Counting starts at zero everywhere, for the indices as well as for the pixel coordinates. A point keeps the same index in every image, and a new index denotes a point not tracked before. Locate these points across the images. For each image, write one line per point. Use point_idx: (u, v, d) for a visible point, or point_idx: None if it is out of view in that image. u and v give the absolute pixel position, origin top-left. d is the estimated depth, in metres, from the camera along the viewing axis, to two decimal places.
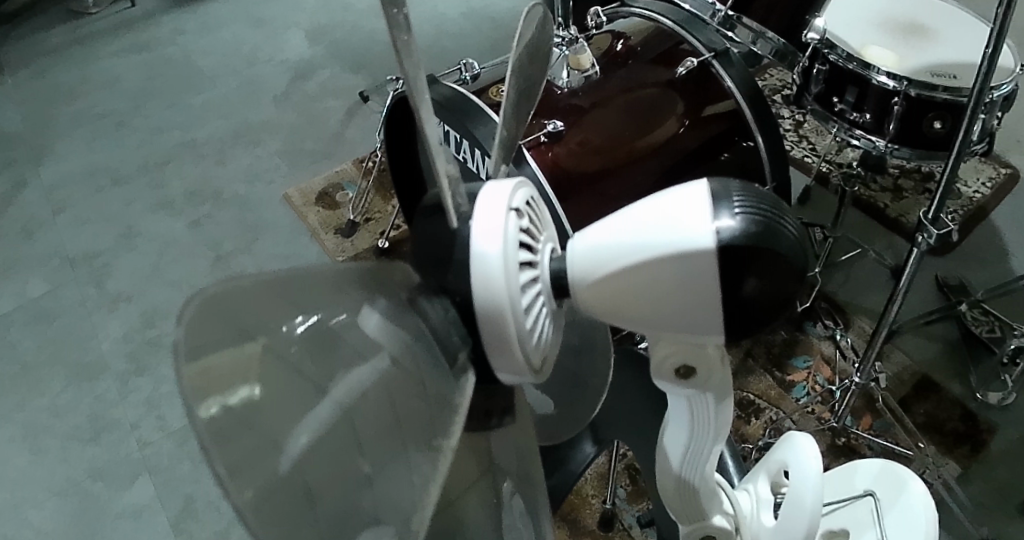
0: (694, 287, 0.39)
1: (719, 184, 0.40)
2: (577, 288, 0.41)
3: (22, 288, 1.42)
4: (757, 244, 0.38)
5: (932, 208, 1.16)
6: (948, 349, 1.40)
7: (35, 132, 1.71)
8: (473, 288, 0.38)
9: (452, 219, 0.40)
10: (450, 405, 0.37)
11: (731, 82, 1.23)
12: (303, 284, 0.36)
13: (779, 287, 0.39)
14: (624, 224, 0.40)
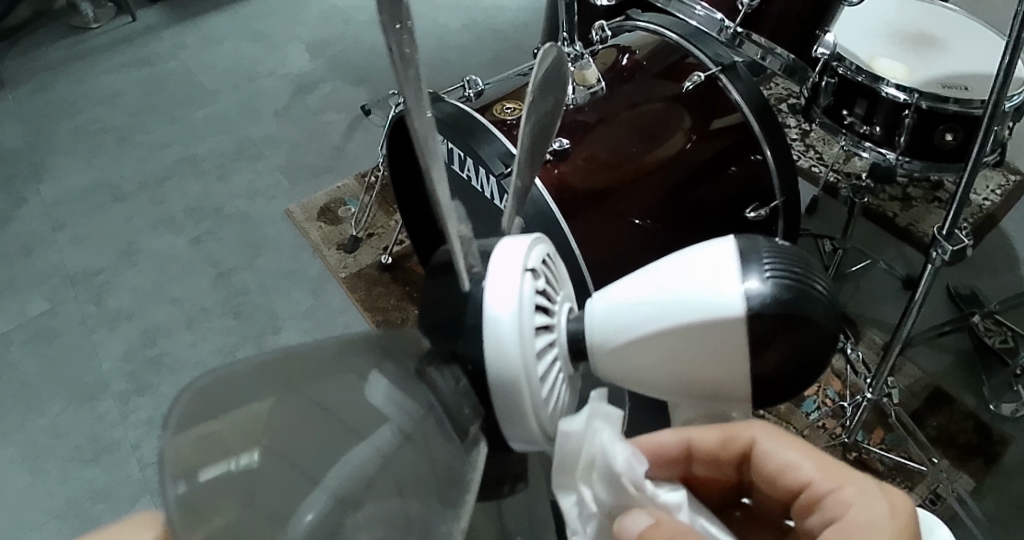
0: (715, 352, 0.40)
1: (745, 242, 0.42)
2: (597, 348, 0.43)
3: (23, 307, 1.41)
4: (788, 309, 0.39)
5: (947, 224, 1.14)
6: (959, 360, 1.38)
7: (34, 148, 1.69)
8: (487, 355, 0.41)
9: (464, 281, 0.41)
10: (462, 481, 0.39)
11: (738, 96, 1.22)
12: (305, 369, 0.38)
13: (808, 350, 0.40)
14: (647, 289, 0.42)
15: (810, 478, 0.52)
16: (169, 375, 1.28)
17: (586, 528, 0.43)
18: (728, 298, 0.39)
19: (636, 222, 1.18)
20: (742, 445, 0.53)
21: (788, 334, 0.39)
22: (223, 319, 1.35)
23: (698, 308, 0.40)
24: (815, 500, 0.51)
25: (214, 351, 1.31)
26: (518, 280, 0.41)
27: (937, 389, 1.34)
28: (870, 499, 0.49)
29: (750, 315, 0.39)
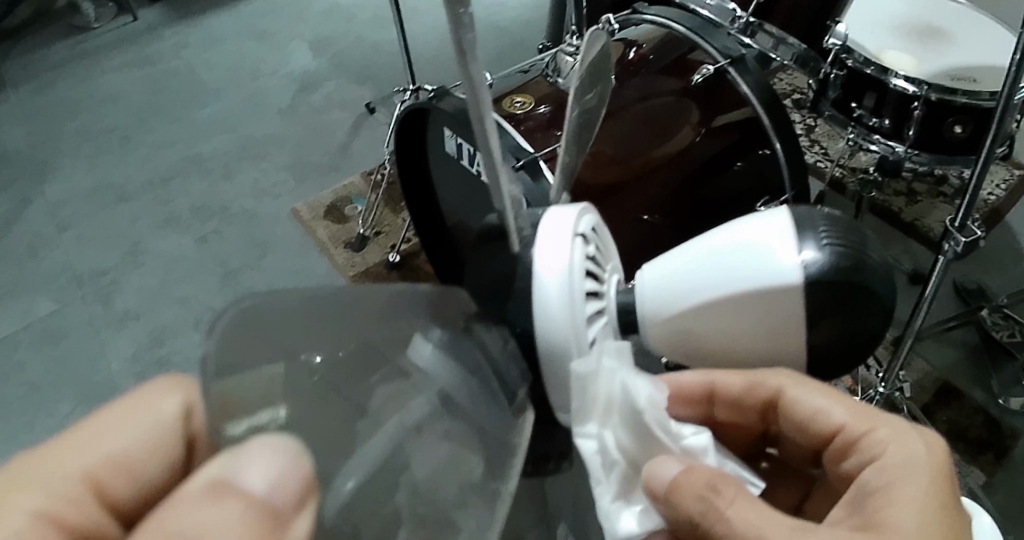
0: (771, 313, 0.45)
1: (800, 217, 0.46)
2: (647, 316, 0.47)
3: (29, 308, 1.39)
4: (845, 276, 0.43)
5: (959, 215, 1.13)
6: (968, 355, 1.37)
7: (38, 148, 1.68)
8: (537, 319, 0.44)
9: (514, 244, 0.46)
10: (509, 446, 0.41)
11: (747, 89, 1.15)
12: (358, 322, 0.44)
13: (862, 325, 0.45)
14: (705, 257, 0.46)
15: (841, 423, 0.49)
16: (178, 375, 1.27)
17: (609, 479, 0.42)
18: (787, 269, 0.44)
19: (644, 218, 1.24)
20: (766, 394, 0.50)
21: (848, 303, 0.44)
22: None
23: (756, 278, 0.44)
24: (848, 445, 0.49)
25: None
26: (568, 246, 0.45)
27: (946, 384, 1.33)
28: (907, 440, 0.47)
29: (811, 283, 0.43)
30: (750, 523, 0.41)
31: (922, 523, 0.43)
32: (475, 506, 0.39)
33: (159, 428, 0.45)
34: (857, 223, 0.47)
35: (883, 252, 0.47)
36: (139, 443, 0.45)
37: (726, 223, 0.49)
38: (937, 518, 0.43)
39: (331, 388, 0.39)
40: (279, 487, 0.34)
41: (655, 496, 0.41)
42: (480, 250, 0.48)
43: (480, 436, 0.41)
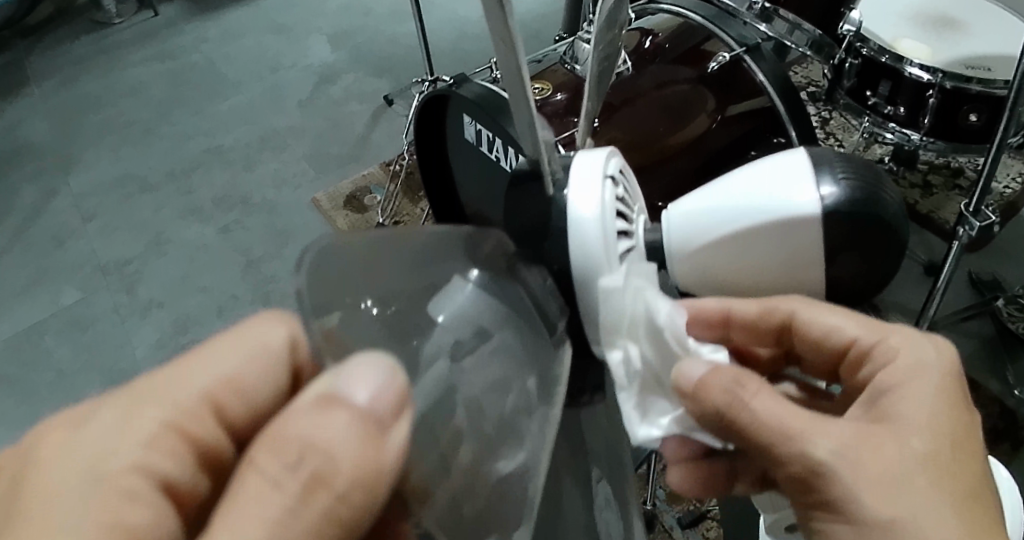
0: (794, 247, 0.46)
1: (816, 156, 0.48)
2: (675, 251, 0.48)
3: (55, 297, 1.42)
4: (860, 208, 0.45)
5: (973, 200, 1.14)
6: (983, 346, 1.37)
7: (62, 141, 1.71)
8: (575, 256, 0.44)
9: (548, 187, 0.45)
10: (551, 372, 0.41)
11: (763, 77, 1.15)
12: (413, 253, 0.42)
13: (878, 257, 0.47)
14: (727, 195, 0.48)
15: (854, 336, 0.50)
16: None
17: (631, 386, 0.44)
18: (807, 203, 0.46)
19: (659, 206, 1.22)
20: (778, 319, 0.51)
21: (868, 234, 0.46)
22: (254, 306, 1.36)
23: (779, 211, 0.46)
24: (861, 356, 0.49)
25: None
26: (596, 183, 0.45)
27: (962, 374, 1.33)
28: (916, 343, 0.47)
29: (827, 215, 0.45)
30: (772, 414, 0.42)
31: (935, 415, 0.43)
32: (522, 446, 0.38)
33: (264, 358, 0.41)
34: (871, 161, 0.49)
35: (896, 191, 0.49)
36: (248, 365, 0.41)
37: (745, 165, 0.50)
38: (948, 411, 0.43)
39: (394, 336, 0.38)
40: (381, 398, 0.33)
41: (683, 394, 0.43)
42: (512, 193, 0.47)
43: (529, 372, 0.40)
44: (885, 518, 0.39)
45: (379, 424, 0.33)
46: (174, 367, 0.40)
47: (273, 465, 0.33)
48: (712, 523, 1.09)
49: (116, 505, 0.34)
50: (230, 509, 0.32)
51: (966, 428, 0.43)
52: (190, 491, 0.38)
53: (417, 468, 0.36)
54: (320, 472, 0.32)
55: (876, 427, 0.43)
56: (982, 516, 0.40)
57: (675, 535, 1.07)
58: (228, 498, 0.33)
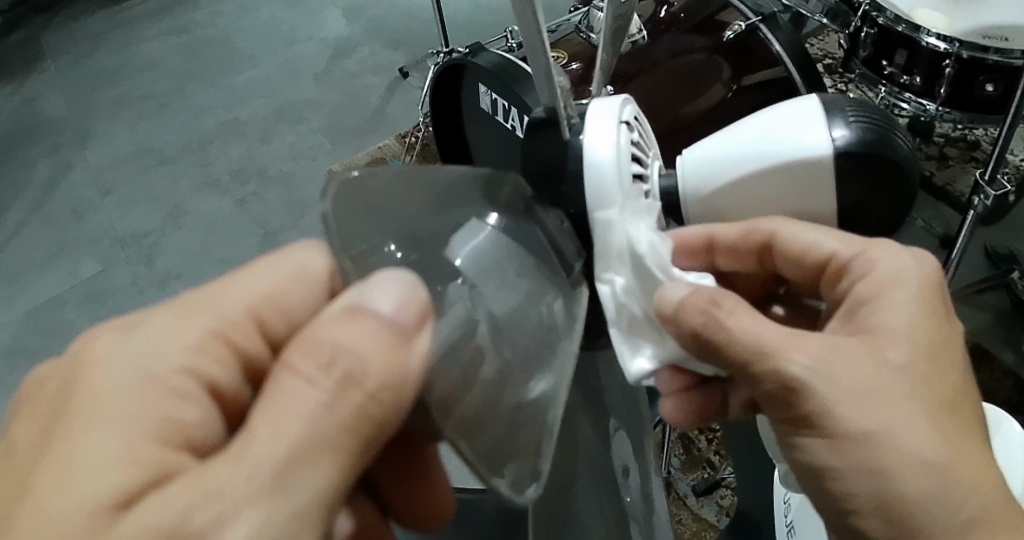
0: (806, 189, 0.47)
1: (829, 100, 0.48)
2: (689, 195, 0.49)
3: (75, 269, 1.44)
4: (873, 150, 0.45)
5: (988, 169, 1.12)
6: (998, 319, 1.35)
7: (80, 115, 1.73)
8: (589, 197, 0.45)
9: (564, 130, 0.47)
10: (570, 303, 0.45)
11: (780, 47, 1.16)
12: (437, 192, 0.44)
13: (891, 199, 0.47)
14: (739, 138, 0.48)
15: (832, 251, 0.48)
16: None
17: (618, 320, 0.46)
18: (818, 144, 0.46)
19: None
20: (760, 239, 0.50)
21: (878, 175, 0.46)
22: None
23: (789, 152, 0.46)
24: (840, 270, 0.49)
25: None
26: (612, 127, 0.46)
27: (977, 346, 1.31)
28: (895, 254, 0.47)
29: (840, 156, 0.45)
30: (750, 332, 0.43)
31: (911, 325, 0.44)
32: (544, 371, 0.41)
33: (303, 277, 0.44)
34: (879, 107, 0.49)
35: (908, 140, 0.50)
36: (283, 284, 0.44)
37: (760, 109, 0.50)
38: (927, 325, 0.45)
39: (417, 277, 0.39)
40: (405, 310, 0.34)
41: (664, 315, 0.44)
42: (530, 140, 0.49)
43: (546, 306, 0.43)
44: (855, 429, 0.42)
45: (406, 335, 0.34)
46: (214, 287, 0.44)
47: (306, 368, 0.34)
48: (725, 490, 1.10)
49: (166, 404, 0.37)
50: (265, 405, 0.34)
51: (943, 340, 0.45)
52: (234, 399, 0.41)
53: (439, 387, 0.37)
54: (351, 372, 0.34)
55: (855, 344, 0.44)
56: (949, 425, 0.42)
57: (688, 501, 1.09)
58: (264, 399, 0.34)
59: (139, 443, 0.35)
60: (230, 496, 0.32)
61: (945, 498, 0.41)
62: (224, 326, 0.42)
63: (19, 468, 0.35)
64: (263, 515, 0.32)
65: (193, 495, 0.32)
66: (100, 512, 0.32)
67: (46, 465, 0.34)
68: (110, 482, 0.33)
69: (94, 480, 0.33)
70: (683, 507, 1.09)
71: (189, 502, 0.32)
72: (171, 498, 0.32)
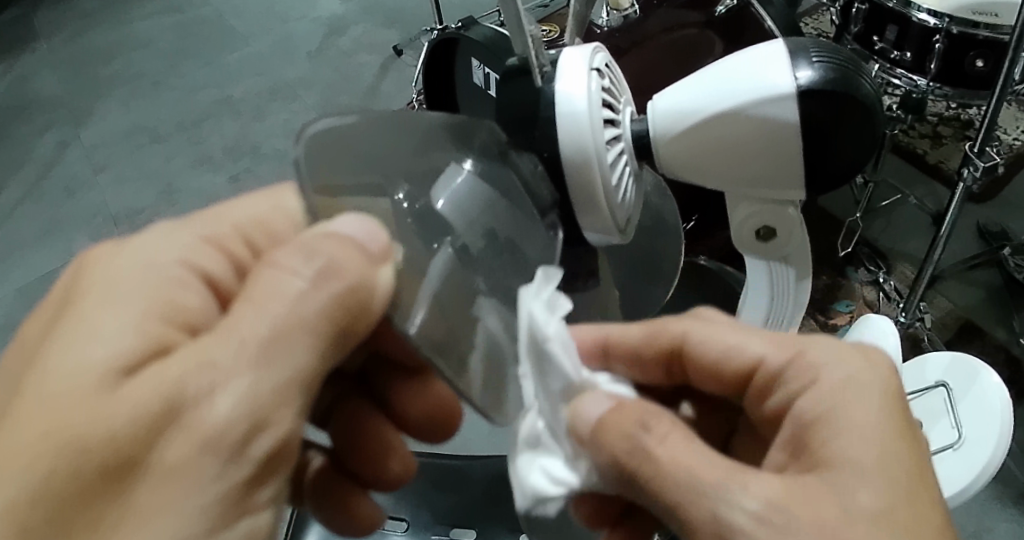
0: (772, 133, 0.49)
1: (795, 43, 0.50)
2: (659, 137, 0.52)
3: (70, 245, 1.45)
4: (835, 85, 0.47)
5: (977, 142, 1.11)
6: (990, 295, 1.33)
7: (73, 94, 1.73)
8: (561, 138, 0.48)
9: (536, 78, 0.50)
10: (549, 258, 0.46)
11: (771, 23, 1.14)
12: (407, 129, 0.44)
13: (856, 138, 0.49)
14: (706, 86, 0.50)
15: (760, 356, 0.46)
16: None
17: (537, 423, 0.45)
18: (781, 83, 0.48)
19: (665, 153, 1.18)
20: (666, 345, 0.49)
21: (842, 114, 0.48)
22: None
23: (754, 91, 0.48)
24: (767, 378, 0.45)
25: None
26: (583, 72, 0.49)
27: (969, 322, 1.30)
28: (831, 349, 0.44)
29: (801, 93, 0.48)
30: (680, 463, 0.38)
31: (880, 451, 0.39)
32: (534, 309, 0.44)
33: (280, 212, 0.46)
34: (845, 50, 0.51)
35: (874, 83, 0.51)
36: (270, 213, 0.46)
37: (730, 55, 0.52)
38: (899, 451, 0.39)
39: (418, 231, 0.40)
40: (371, 238, 0.35)
41: (583, 430, 0.42)
42: (506, 88, 0.52)
43: (520, 242, 0.44)
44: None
45: (371, 259, 0.35)
46: (226, 204, 0.47)
47: (294, 262, 0.36)
48: None
49: (169, 288, 0.41)
50: (250, 292, 0.36)
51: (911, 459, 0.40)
52: (228, 288, 0.43)
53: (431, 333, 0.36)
54: (330, 264, 0.35)
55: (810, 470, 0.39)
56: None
57: None
58: (251, 288, 0.37)
59: (145, 319, 0.39)
60: (219, 369, 0.35)
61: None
62: (217, 235, 0.45)
63: (35, 340, 0.39)
64: (248, 384, 0.35)
65: (189, 366, 0.36)
66: (105, 376, 0.36)
67: (62, 329, 0.38)
68: (117, 354, 0.37)
69: (105, 350, 0.37)
70: None
71: (185, 371, 0.36)
72: (171, 367, 0.36)
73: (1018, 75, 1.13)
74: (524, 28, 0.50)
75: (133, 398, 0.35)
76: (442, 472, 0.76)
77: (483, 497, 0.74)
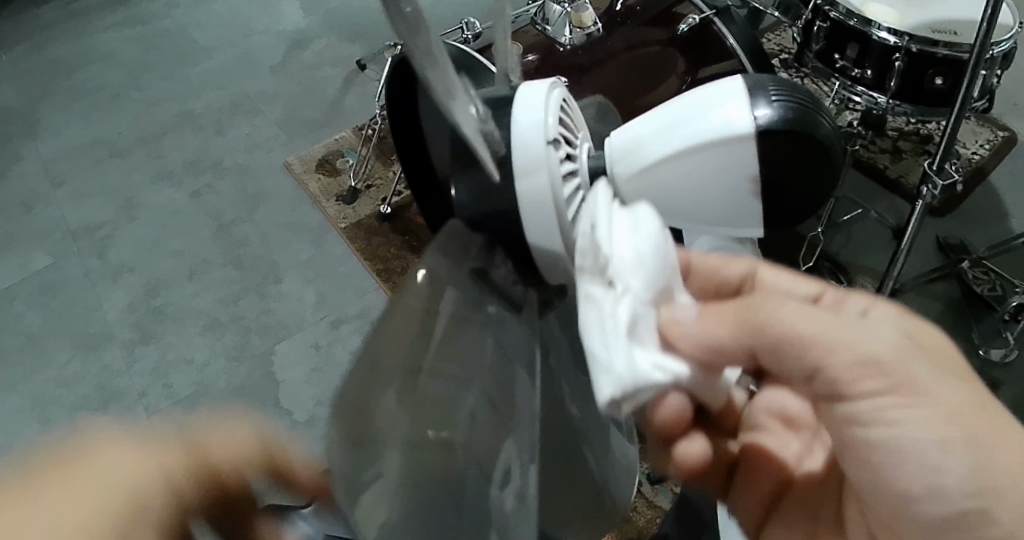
0: (734, 165, 0.48)
1: (755, 80, 0.50)
2: (620, 174, 0.52)
3: (26, 262, 1.41)
4: (792, 126, 0.47)
5: (936, 159, 1.12)
6: (948, 308, 1.35)
7: (30, 106, 1.69)
8: (519, 178, 0.48)
9: (495, 176, 0.48)
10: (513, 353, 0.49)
11: (733, 40, 1.13)
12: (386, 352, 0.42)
13: (816, 174, 0.49)
14: (669, 127, 0.50)
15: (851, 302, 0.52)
16: (172, 324, 1.32)
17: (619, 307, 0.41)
18: (739, 123, 0.48)
19: None
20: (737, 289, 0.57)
21: (802, 154, 0.48)
22: (226, 269, 1.38)
23: (713, 132, 0.48)
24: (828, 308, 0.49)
25: (217, 302, 1.34)
26: (539, 117, 0.48)
27: None
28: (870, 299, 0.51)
29: (760, 132, 0.47)
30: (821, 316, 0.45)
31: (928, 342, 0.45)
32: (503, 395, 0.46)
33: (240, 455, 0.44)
34: (804, 87, 0.51)
35: (833, 119, 0.52)
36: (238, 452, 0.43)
37: (695, 87, 0.51)
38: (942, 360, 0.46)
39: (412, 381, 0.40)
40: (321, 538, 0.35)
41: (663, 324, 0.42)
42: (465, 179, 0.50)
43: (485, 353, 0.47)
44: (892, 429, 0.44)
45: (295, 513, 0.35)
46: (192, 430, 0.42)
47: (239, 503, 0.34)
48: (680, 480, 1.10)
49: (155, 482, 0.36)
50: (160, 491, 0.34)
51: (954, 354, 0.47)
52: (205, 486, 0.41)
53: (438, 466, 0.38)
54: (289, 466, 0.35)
55: (865, 362, 0.43)
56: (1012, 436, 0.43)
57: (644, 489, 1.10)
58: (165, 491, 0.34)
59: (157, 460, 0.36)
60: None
61: (1003, 486, 0.43)
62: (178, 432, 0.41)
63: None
64: None
65: None
66: None
67: None
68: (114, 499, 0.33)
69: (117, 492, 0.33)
70: (639, 496, 1.10)
71: None
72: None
73: (975, 93, 1.15)
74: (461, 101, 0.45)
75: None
76: None
77: None
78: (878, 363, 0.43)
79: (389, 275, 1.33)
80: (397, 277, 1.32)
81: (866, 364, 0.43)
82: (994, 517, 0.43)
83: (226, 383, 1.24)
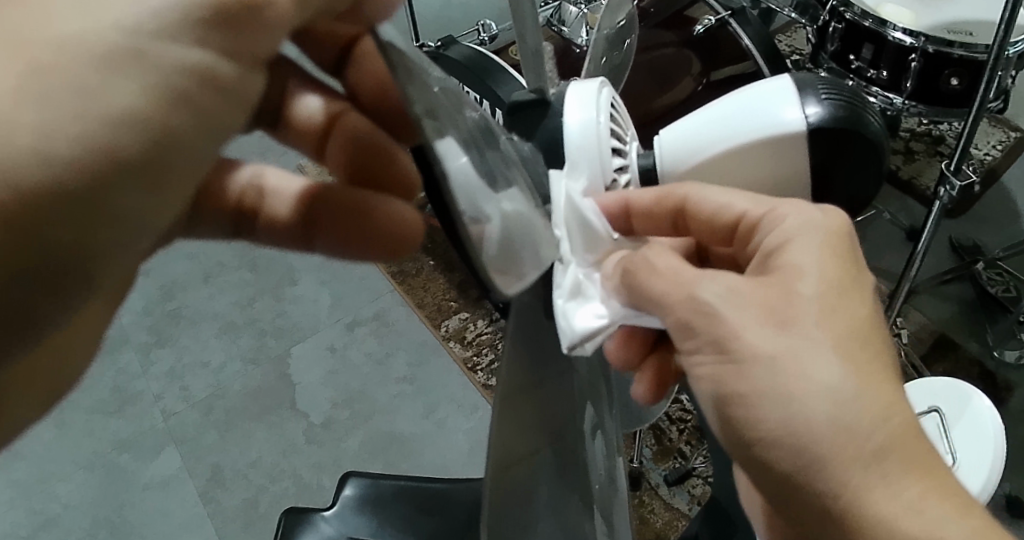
0: (789, 160, 0.49)
1: (801, 80, 0.50)
2: (666, 168, 0.52)
3: None
4: (843, 124, 0.47)
5: (955, 159, 1.10)
6: (964, 310, 1.34)
7: None
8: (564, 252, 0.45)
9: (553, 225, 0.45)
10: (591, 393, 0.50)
11: (747, 41, 1.12)
12: (523, 378, 0.42)
13: (866, 166, 0.49)
14: (715, 126, 0.50)
15: (743, 211, 0.45)
16: (188, 327, 1.32)
17: (564, 277, 0.44)
18: (791, 120, 0.48)
19: None
20: (674, 202, 0.47)
21: (850, 152, 0.48)
22: (240, 272, 1.39)
23: (764, 128, 0.48)
24: (750, 230, 0.45)
25: (231, 304, 1.34)
26: (590, 117, 0.49)
27: (943, 336, 1.31)
28: (803, 206, 0.44)
29: (811, 129, 0.47)
30: (671, 272, 0.42)
31: (816, 299, 0.39)
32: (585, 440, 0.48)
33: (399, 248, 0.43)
34: (851, 86, 0.51)
35: (877, 115, 0.51)
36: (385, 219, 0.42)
37: (728, 94, 0.51)
38: (837, 314, 0.39)
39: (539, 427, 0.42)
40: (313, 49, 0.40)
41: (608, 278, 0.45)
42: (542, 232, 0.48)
43: (577, 398, 0.47)
44: (722, 393, 0.40)
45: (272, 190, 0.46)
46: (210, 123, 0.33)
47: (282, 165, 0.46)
48: (698, 480, 1.10)
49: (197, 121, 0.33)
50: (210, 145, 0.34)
51: (852, 282, 0.41)
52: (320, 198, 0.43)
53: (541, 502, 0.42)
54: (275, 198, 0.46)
55: (686, 327, 0.40)
56: (885, 398, 0.38)
57: (661, 491, 1.09)
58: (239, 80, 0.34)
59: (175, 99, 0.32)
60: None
61: (812, 446, 0.37)
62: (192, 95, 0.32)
63: (344, 214, 0.42)
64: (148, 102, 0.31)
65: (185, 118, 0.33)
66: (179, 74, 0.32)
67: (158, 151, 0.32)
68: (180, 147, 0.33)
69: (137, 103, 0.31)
70: (656, 498, 1.09)
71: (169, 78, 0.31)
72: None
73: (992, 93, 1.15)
74: (499, 137, 0.43)
75: (175, 57, 0.31)
76: (428, 498, 0.77)
77: (467, 525, 0.75)
78: (693, 328, 0.40)
79: (403, 277, 1.34)
80: (412, 278, 1.33)
81: (686, 327, 0.40)
82: (804, 483, 0.38)
83: (241, 386, 1.24)
